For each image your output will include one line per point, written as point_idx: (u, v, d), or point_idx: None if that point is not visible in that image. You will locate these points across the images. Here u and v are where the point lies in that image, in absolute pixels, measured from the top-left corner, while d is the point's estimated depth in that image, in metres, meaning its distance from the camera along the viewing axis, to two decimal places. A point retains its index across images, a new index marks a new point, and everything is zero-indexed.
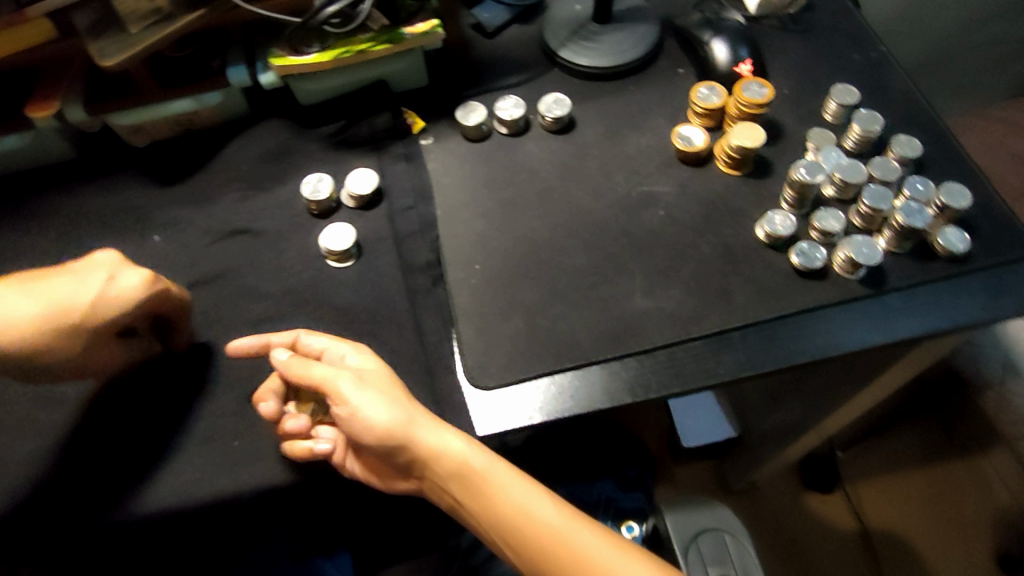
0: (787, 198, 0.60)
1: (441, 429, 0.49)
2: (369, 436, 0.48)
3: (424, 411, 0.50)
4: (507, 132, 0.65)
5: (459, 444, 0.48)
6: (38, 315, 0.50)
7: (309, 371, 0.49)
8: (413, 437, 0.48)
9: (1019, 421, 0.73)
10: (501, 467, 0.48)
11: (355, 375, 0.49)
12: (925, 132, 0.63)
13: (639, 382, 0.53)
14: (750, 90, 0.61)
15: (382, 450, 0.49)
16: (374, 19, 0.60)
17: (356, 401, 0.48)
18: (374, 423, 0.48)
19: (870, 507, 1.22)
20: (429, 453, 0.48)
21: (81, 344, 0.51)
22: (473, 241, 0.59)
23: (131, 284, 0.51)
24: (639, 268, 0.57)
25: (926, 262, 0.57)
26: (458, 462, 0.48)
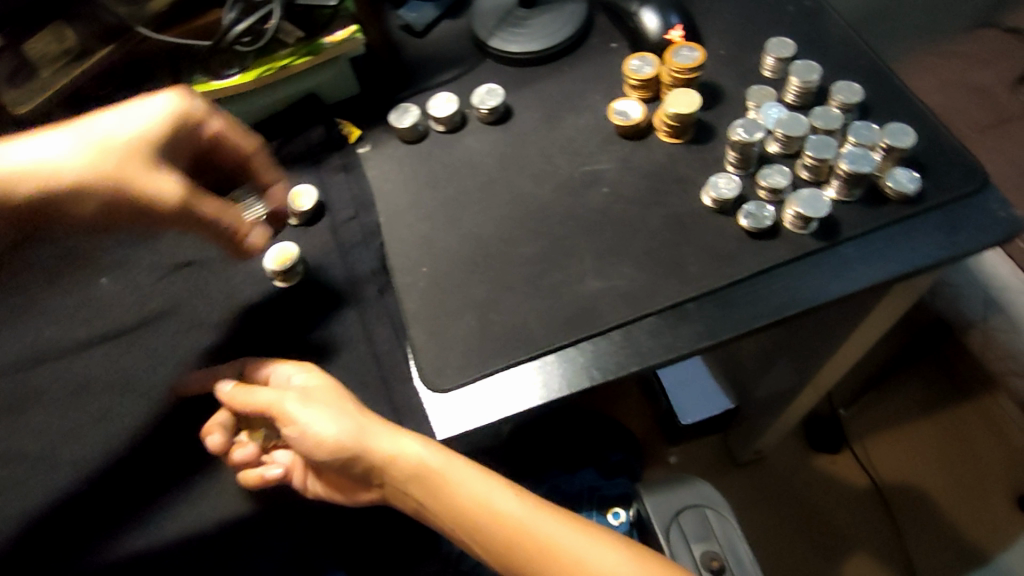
0: (731, 160, 0.58)
1: (395, 434, 0.48)
2: (321, 452, 0.48)
3: (376, 420, 0.49)
4: (444, 130, 0.64)
5: (414, 447, 0.48)
6: (96, 159, 0.48)
7: (255, 397, 0.49)
8: (366, 447, 0.47)
9: (1005, 356, 0.73)
10: (460, 465, 0.48)
11: (301, 393, 0.49)
12: (867, 75, 0.61)
13: (597, 365, 0.51)
14: (681, 56, 0.60)
15: (337, 464, 0.48)
16: (289, 33, 0.60)
17: (304, 418, 0.48)
18: (324, 439, 0.47)
19: (881, 461, 1.16)
20: (384, 460, 0.47)
21: (150, 168, 0.50)
22: (418, 244, 0.58)
23: (164, 112, 0.51)
24: (588, 250, 0.56)
25: (878, 207, 0.55)
26: (415, 465, 0.47)
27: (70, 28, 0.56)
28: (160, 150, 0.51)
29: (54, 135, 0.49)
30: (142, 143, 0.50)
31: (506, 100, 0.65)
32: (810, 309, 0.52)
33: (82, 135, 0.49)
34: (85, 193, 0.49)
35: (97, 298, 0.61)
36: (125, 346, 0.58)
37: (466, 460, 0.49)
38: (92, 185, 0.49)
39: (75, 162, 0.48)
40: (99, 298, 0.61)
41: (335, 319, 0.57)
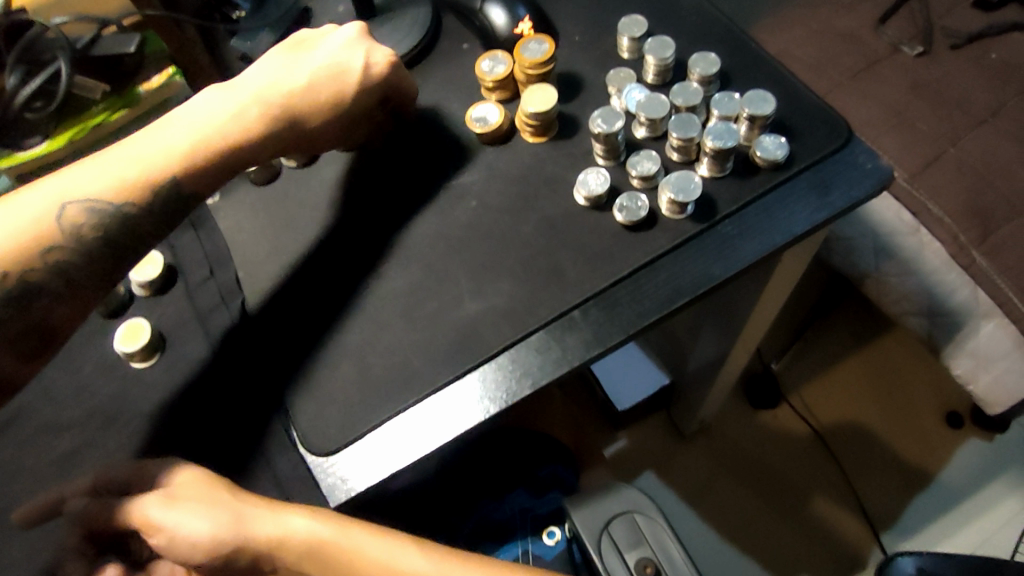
0: (599, 152, 0.55)
1: (280, 513, 0.44)
2: (198, 555, 0.42)
3: (257, 501, 0.44)
4: (296, 164, 0.59)
5: (301, 522, 0.43)
6: (235, 118, 0.50)
7: (119, 508, 0.44)
8: (248, 534, 0.42)
9: (898, 300, 0.81)
10: (356, 530, 0.43)
11: (165, 494, 0.44)
12: (723, 41, 0.60)
13: (487, 395, 0.48)
14: (530, 50, 0.57)
15: (217, 564, 0.42)
16: (95, 89, 0.65)
17: (172, 520, 0.42)
18: (197, 535, 0.42)
19: (818, 406, 1.18)
20: (271, 542, 0.42)
21: (334, 111, 0.53)
22: (282, 294, 0.54)
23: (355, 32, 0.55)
24: (462, 270, 0.53)
25: (750, 178, 0.54)
26: (305, 540, 0.42)
27: None
28: (369, 83, 0.54)
29: (196, 105, 0.50)
30: (321, 79, 0.52)
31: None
32: (696, 297, 0.50)
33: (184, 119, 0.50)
34: (260, 140, 0.51)
35: None
36: None
37: (364, 523, 0.44)
38: (262, 125, 0.51)
39: (237, 115, 0.50)
40: None
41: (200, 393, 0.51)
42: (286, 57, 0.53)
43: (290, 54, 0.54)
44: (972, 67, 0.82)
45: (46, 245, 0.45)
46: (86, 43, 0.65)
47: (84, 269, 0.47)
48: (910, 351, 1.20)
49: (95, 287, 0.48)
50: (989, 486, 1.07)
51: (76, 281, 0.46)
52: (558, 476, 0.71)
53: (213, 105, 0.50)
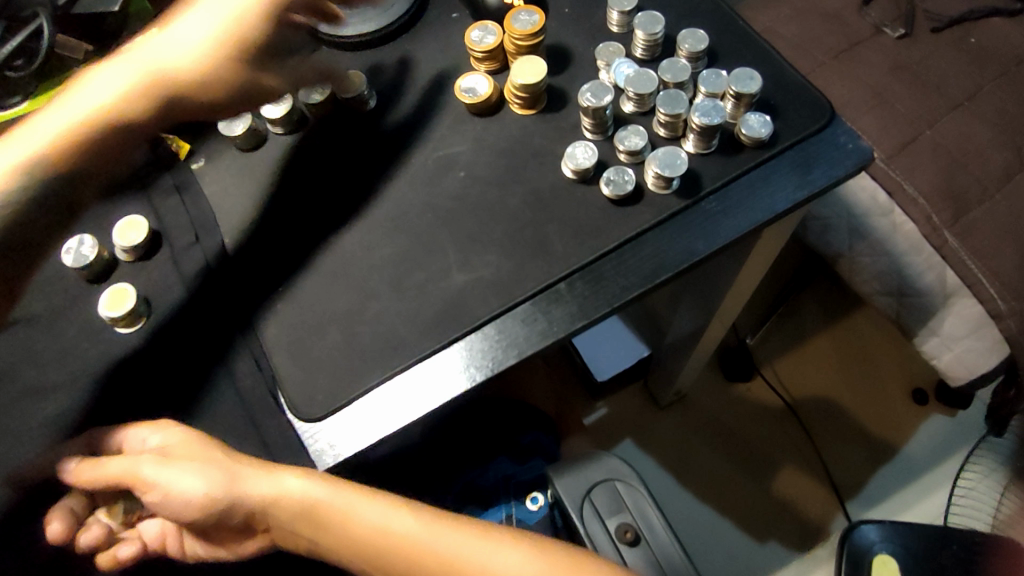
0: (587, 126, 0.56)
1: (273, 475, 0.45)
2: (192, 512, 0.44)
3: (250, 463, 0.45)
4: (283, 131, 0.58)
5: (294, 485, 0.44)
6: (134, 88, 0.53)
7: (110, 467, 0.45)
8: (241, 494, 0.44)
9: (869, 279, 0.83)
10: (351, 492, 0.44)
11: (158, 453, 0.45)
12: (711, 19, 0.60)
13: (474, 364, 0.49)
14: (520, 21, 0.57)
15: (212, 520, 0.44)
16: (76, 49, 0.65)
17: (163, 479, 0.44)
18: (190, 495, 0.43)
19: (790, 380, 1.21)
20: (265, 502, 0.44)
21: (230, 66, 0.55)
22: (269, 262, 0.54)
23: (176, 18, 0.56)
24: (450, 241, 0.53)
25: (735, 155, 0.55)
26: (299, 502, 0.44)
27: None
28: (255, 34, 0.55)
29: (99, 82, 0.53)
30: (207, 39, 0.54)
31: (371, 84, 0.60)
32: (678, 272, 0.51)
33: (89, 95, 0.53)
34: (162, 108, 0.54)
35: None
36: None
37: (358, 486, 0.45)
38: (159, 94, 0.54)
39: (118, 91, 0.53)
40: None
41: (196, 360, 0.53)
42: (170, 27, 0.55)
43: (175, 22, 0.56)
44: (951, 51, 0.83)
45: None
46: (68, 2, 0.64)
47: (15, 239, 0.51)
48: (879, 327, 1.23)
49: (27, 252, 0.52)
50: (948, 459, 1.12)
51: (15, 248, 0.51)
52: (540, 444, 0.72)
53: (107, 81, 0.53)
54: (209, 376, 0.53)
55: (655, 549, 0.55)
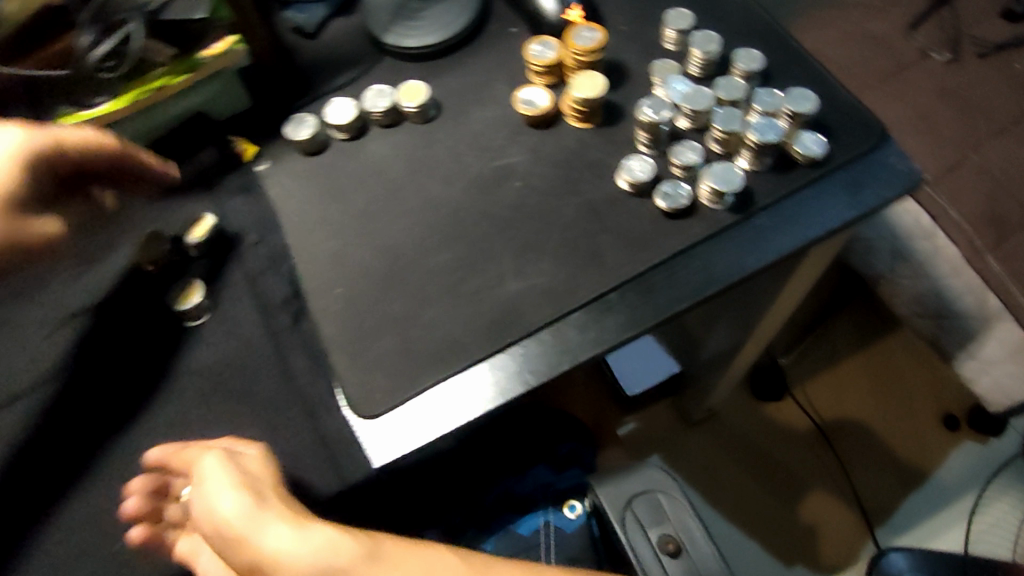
0: (642, 140, 0.57)
1: (298, 526, 0.34)
2: (209, 535, 0.36)
3: (283, 506, 0.36)
4: (345, 137, 0.61)
5: (317, 542, 0.33)
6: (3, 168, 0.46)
7: (187, 456, 0.42)
8: (256, 532, 0.34)
9: (909, 301, 0.83)
10: (386, 560, 0.33)
11: (220, 457, 0.39)
12: (766, 40, 0.61)
13: (528, 369, 0.50)
14: (581, 37, 0.59)
15: (223, 554, 0.36)
16: None
17: (203, 486, 0.38)
18: (213, 513, 0.36)
19: (821, 403, 1.20)
20: (276, 557, 0.33)
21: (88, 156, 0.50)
22: (329, 262, 0.55)
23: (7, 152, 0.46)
24: (506, 248, 0.55)
25: (787, 173, 0.55)
26: (318, 565, 0.33)
27: None
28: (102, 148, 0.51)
29: None
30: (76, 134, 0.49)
31: (433, 96, 0.62)
32: (730, 286, 0.52)
33: None
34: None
35: None
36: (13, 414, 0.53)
37: (401, 542, 0.35)
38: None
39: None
40: None
41: (254, 355, 0.54)
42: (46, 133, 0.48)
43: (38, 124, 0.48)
44: (999, 78, 0.83)
45: None
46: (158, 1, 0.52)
47: None
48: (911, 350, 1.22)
49: None
50: (982, 488, 1.10)
51: None
52: (578, 454, 0.73)
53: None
54: (265, 370, 0.54)
55: (696, 561, 0.54)
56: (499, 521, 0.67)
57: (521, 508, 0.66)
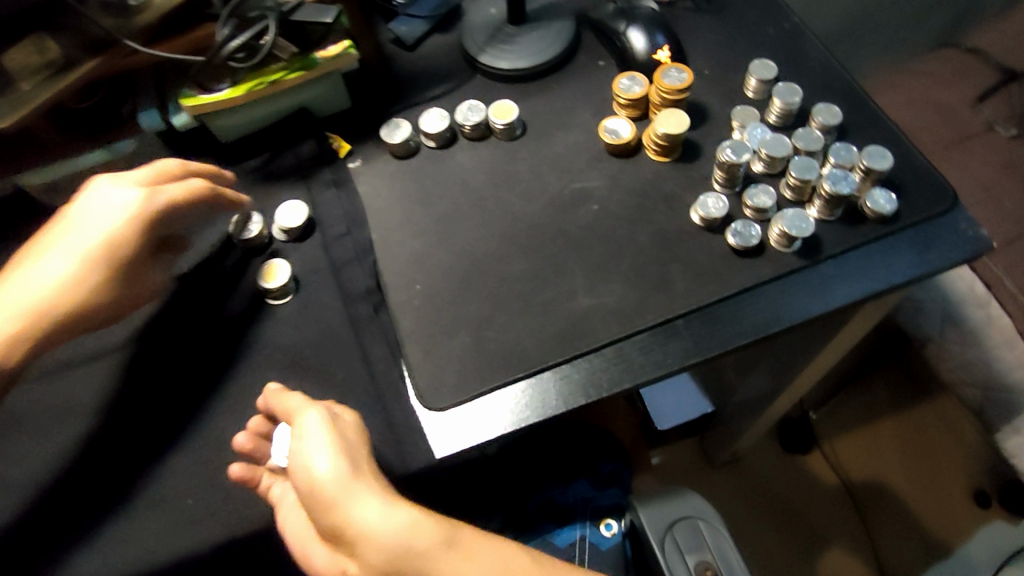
0: (718, 179, 0.60)
1: (385, 504, 0.39)
2: (304, 493, 0.40)
3: (374, 481, 0.41)
4: (435, 146, 0.64)
5: (406, 526, 0.38)
6: (122, 228, 0.53)
7: (288, 401, 0.46)
8: (352, 505, 0.39)
9: (955, 368, 0.83)
10: (461, 551, 0.38)
11: (323, 419, 0.43)
12: (844, 97, 0.64)
13: (591, 382, 0.52)
14: (670, 77, 0.61)
15: (310, 510, 0.40)
16: None
17: (304, 444, 0.41)
18: (310, 472, 0.40)
19: (848, 460, 1.19)
20: (361, 531, 0.38)
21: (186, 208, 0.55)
22: (411, 260, 0.59)
23: (128, 213, 0.53)
24: (578, 266, 0.57)
25: (856, 226, 0.57)
26: (399, 544, 0.37)
27: (53, 40, 0.50)
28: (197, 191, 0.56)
29: (94, 224, 0.53)
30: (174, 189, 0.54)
31: (520, 116, 0.65)
32: (792, 326, 0.53)
33: (87, 234, 0.53)
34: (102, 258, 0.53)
35: None
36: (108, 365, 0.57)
37: (473, 532, 0.39)
38: (116, 249, 0.53)
39: (113, 229, 0.52)
40: None
41: (331, 339, 0.57)
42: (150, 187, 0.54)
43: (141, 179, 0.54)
44: None
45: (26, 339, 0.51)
46: (291, 4, 0.58)
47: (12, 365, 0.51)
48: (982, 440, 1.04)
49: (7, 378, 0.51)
50: None
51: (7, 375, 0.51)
52: (619, 476, 0.72)
53: (105, 216, 0.53)
54: (340, 353, 0.57)
55: None
56: (535, 529, 0.66)
57: (561, 520, 0.66)
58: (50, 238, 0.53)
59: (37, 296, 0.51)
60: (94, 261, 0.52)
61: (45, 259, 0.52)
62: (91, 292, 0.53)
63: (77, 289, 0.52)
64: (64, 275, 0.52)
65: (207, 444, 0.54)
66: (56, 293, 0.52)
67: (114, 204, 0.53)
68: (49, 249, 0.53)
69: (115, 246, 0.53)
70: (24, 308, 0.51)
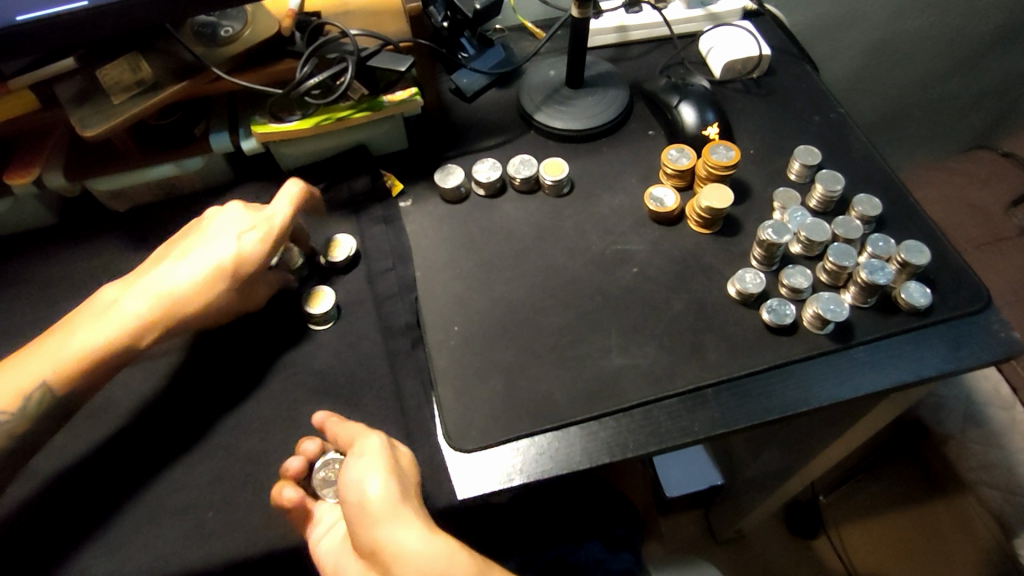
0: (756, 256, 0.61)
1: (427, 533, 0.43)
2: (353, 508, 0.45)
3: (418, 511, 0.44)
4: (484, 194, 0.67)
5: (443, 555, 0.42)
6: (250, 248, 0.58)
7: (346, 429, 0.50)
8: (394, 526, 0.43)
9: (977, 467, 0.82)
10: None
11: (381, 444, 0.48)
12: (884, 189, 0.66)
13: (617, 442, 0.53)
14: (717, 153, 0.64)
15: (356, 528, 0.44)
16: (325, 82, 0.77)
17: (360, 463, 0.46)
18: (364, 492, 0.45)
19: (854, 552, 1.10)
20: (399, 551, 0.42)
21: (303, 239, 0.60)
22: (451, 301, 0.60)
23: (257, 235, 0.58)
24: (613, 325, 0.59)
25: (889, 316, 0.58)
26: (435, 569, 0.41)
27: (147, 60, 0.57)
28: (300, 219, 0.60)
29: (225, 238, 0.58)
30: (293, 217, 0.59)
31: (570, 174, 0.68)
32: (820, 408, 0.54)
33: (216, 248, 0.58)
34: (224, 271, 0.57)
35: None
36: (149, 370, 0.59)
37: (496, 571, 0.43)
38: (238, 266, 0.57)
39: (241, 246, 0.58)
40: None
41: (365, 368, 0.58)
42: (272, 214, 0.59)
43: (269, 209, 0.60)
44: None
45: (137, 335, 0.55)
46: (370, 50, 0.61)
47: (118, 354, 0.55)
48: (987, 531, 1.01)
49: (111, 365, 0.55)
50: None
51: (110, 362, 0.55)
52: (632, 539, 0.72)
53: (236, 235, 0.58)
54: (372, 383, 0.58)
55: None
56: None
57: None
58: (183, 245, 0.59)
59: (168, 293, 0.56)
60: (218, 273, 0.57)
61: (178, 264, 0.57)
62: (209, 300, 0.57)
63: (199, 295, 0.57)
64: (192, 279, 0.56)
65: (234, 458, 0.55)
66: (183, 293, 0.56)
67: (245, 224, 0.59)
68: (183, 256, 0.58)
69: (241, 263, 0.57)
70: (154, 302, 0.56)
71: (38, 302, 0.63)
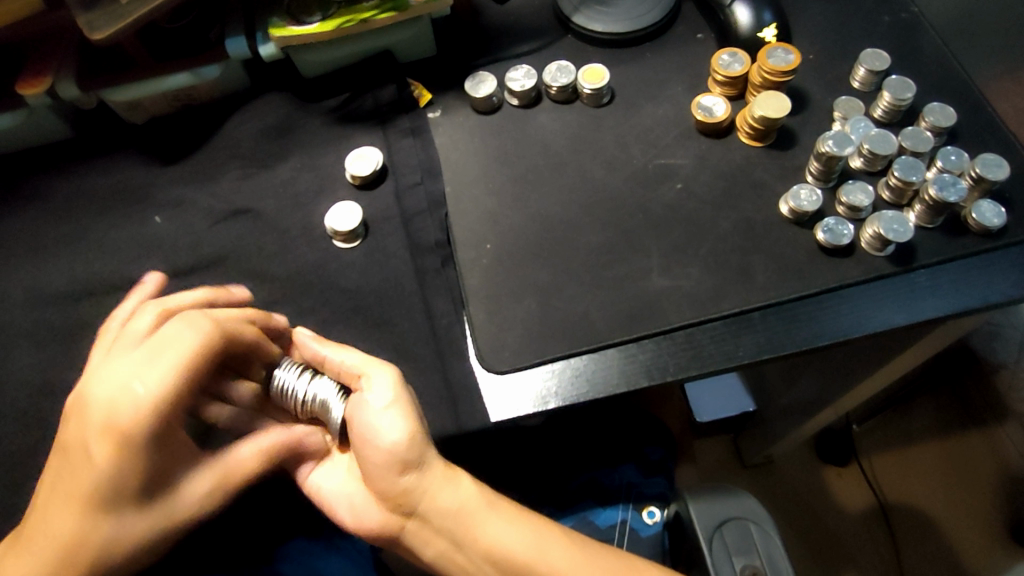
0: (813, 171, 0.57)
1: (451, 473, 0.45)
2: (376, 454, 0.44)
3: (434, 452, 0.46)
4: (518, 104, 0.62)
5: (466, 489, 0.45)
6: (197, 350, 0.41)
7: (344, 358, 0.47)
8: (419, 467, 0.44)
9: None
10: (499, 514, 0.44)
11: (393, 377, 0.45)
12: (959, 99, 0.59)
13: (656, 364, 0.51)
14: (775, 57, 0.58)
15: (380, 472, 0.45)
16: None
17: (379, 408, 0.45)
18: (384, 443, 0.44)
19: (886, 481, 1.06)
20: (426, 495, 0.44)
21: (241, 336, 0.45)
22: (483, 220, 0.57)
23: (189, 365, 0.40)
24: (655, 245, 0.55)
25: (957, 238, 0.54)
26: (455, 502, 0.44)
27: None
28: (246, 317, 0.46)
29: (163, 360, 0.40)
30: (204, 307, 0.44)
31: (610, 82, 0.63)
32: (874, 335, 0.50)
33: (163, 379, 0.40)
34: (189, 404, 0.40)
35: (150, 235, 0.61)
36: (176, 289, 0.58)
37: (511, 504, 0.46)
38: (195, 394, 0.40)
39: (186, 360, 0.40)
40: (152, 236, 0.61)
41: (395, 287, 0.56)
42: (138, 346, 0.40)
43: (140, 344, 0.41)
44: None
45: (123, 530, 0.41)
46: None
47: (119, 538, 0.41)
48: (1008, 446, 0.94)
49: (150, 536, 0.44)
50: None
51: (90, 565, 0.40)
52: (666, 465, 0.69)
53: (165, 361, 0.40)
54: (402, 303, 0.56)
55: None
56: (576, 506, 0.65)
57: (603, 500, 0.65)
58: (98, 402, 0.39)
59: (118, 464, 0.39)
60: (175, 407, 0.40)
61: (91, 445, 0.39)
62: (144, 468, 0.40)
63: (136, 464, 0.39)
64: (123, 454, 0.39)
65: None
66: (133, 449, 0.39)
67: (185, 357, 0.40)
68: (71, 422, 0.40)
69: (232, 464, 0.43)
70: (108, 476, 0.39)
71: (61, 219, 0.62)
